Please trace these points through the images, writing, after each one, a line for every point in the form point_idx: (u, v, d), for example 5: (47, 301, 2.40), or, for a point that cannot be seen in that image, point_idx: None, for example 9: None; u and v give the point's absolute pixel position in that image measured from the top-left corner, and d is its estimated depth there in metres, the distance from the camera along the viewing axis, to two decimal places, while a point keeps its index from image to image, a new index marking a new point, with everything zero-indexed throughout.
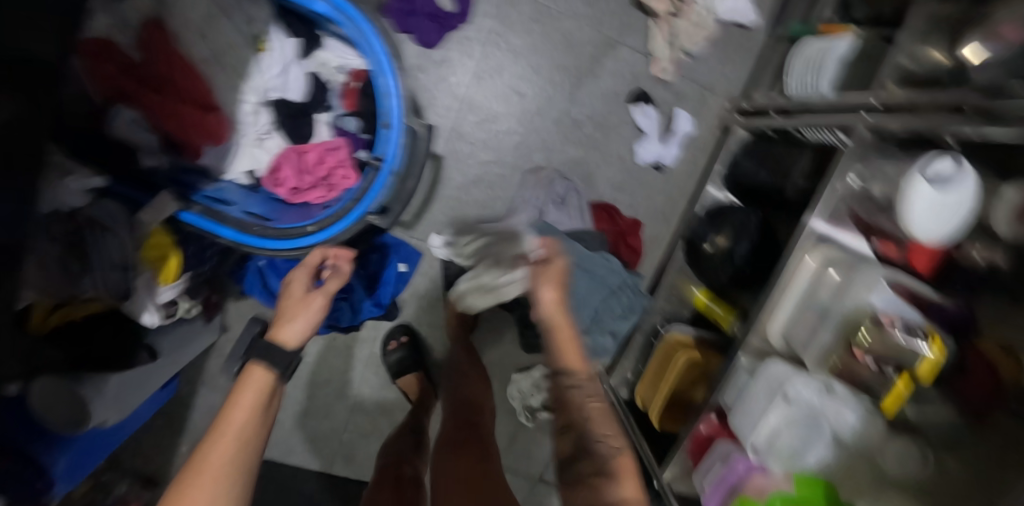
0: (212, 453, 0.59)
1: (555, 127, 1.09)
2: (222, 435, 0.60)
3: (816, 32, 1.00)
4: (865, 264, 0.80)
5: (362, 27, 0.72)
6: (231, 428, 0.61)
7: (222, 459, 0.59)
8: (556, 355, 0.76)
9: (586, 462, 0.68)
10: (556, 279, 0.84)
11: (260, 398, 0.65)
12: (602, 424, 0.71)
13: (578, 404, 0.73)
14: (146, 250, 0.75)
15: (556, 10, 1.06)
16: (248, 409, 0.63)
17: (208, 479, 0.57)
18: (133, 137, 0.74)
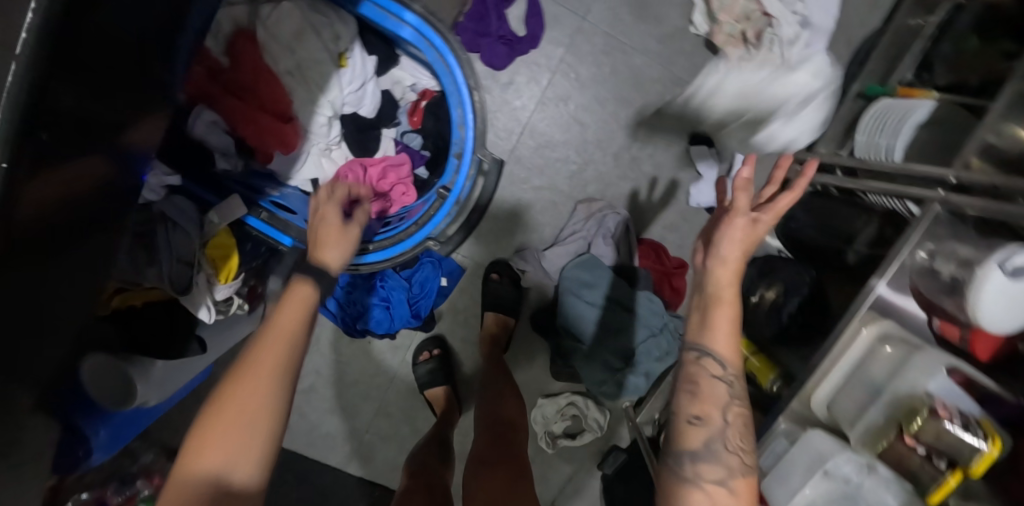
0: (260, 356, 0.56)
1: (613, 161, 1.10)
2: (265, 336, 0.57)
3: (894, 93, 0.99)
4: (924, 349, 0.73)
5: (447, 59, 0.73)
6: (276, 338, 0.57)
7: (272, 361, 0.55)
8: (701, 329, 0.58)
9: (704, 466, 0.54)
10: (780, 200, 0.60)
11: (305, 310, 0.61)
12: (735, 429, 0.56)
13: (718, 401, 0.56)
14: (210, 248, 0.75)
15: (628, 45, 1.07)
16: (295, 321, 0.60)
17: (257, 381, 0.54)
18: (210, 138, 0.76)
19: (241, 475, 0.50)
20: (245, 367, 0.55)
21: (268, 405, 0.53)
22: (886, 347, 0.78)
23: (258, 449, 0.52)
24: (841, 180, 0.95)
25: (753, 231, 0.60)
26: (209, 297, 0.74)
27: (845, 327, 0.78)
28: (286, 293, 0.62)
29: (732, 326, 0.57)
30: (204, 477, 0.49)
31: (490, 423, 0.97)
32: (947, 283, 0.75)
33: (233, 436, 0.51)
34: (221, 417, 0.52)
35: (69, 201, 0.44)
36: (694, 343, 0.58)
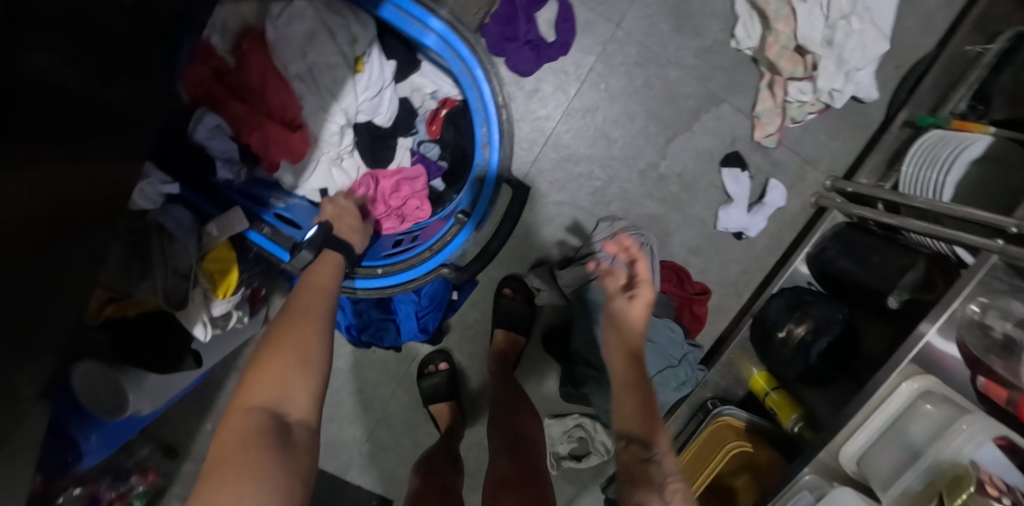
0: (302, 305, 0.60)
1: (639, 179, 1.04)
2: (306, 289, 0.63)
3: (947, 125, 0.90)
4: (968, 415, 0.66)
5: (474, 72, 0.67)
6: (318, 291, 0.63)
7: (317, 307, 0.60)
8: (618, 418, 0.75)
9: None
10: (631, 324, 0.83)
11: (339, 271, 0.68)
12: None
13: (654, 482, 0.66)
14: (208, 263, 0.70)
15: (663, 57, 1.00)
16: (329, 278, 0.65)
17: (306, 321, 0.58)
18: (209, 144, 0.69)
19: (297, 408, 0.50)
20: (291, 315, 0.59)
21: (319, 339, 0.56)
22: (926, 405, 0.71)
23: (315, 377, 0.53)
24: (884, 215, 0.88)
25: (629, 305, 0.83)
26: (204, 313, 0.70)
27: (880, 381, 0.73)
28: (318, 259, 0.68)
29: (643, 409, 0.74)
30: (261, 405, 0.48)
31: (506, 437, 0.90)
32: (999, 342, 0.69)
33: (288, 367, 0.52)
34: (274, 354, 0.53)
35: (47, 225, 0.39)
36: (625, 432, 0.73)
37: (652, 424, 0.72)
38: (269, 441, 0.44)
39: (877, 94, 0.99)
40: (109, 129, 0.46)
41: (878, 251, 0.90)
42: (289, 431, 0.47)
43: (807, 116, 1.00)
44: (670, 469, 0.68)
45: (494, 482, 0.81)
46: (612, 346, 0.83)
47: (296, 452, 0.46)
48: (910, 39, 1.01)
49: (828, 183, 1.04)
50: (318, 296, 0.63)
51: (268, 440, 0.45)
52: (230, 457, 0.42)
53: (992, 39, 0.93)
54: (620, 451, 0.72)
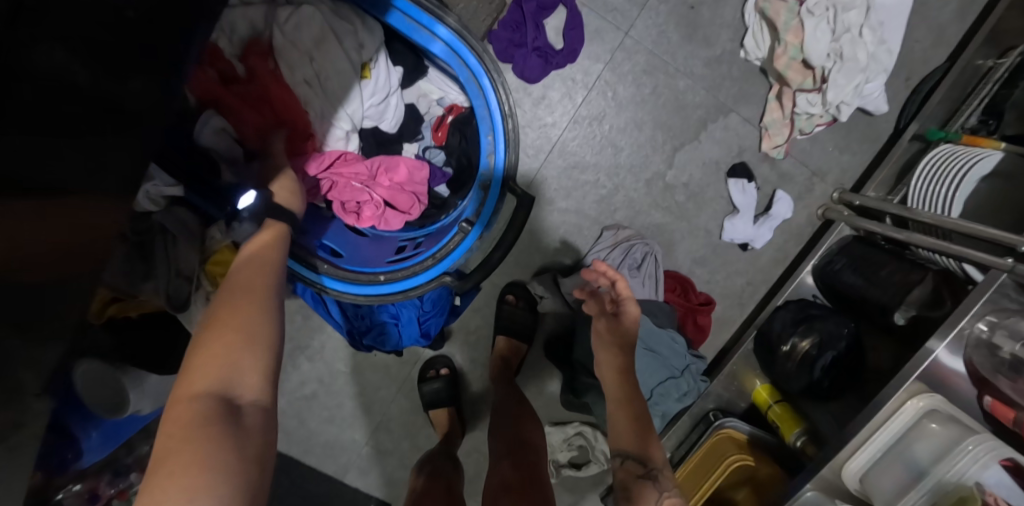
0: (240, 283, 0.59)
1: (645, 188, 1.04)
2: (245, 264, 0.61)
3: (957, 139, 0.89)
4: (974, 436, 0.65)
5: (481, 82, 0.66)
6: (259, 267, 0.61)
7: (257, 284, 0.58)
8: (613, 437, 0.79)
9: None
10: (617, 344, 0.83)
11: (280, 244, 0.64)
12: None
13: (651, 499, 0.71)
14: (210, 266, 0.70)
15: (672, 66, 1.00)
16: (268, 251, 0.63)
17: (244, 300, 0.56)
18: (216, 145, 0.70)
19: (246, 389, 0.50)
20: (230, 297, 0.57)
21: (260, 317, 0.56)
22: (931, 424, 0.69)
23: (261, 353, 0.53)
24: (890, 230, 0.87)
25: (616, 324, 0.85)
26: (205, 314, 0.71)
27: (887, 399, 0.71)
28: (258, 231, 0.65)
29: (637, 426, 0.77)
30: (207, 391, 0.48)
31: (504, 444, 0.90)
32: (1006, 362, 0.68)
33: (232, 350, 0.52)
34: (213, 340, 0.53)
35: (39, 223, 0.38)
36: (619, 450, 0.78)
37: (645, 440, 0.76)
38: (219, 423, 0.45)
39: (887, 107, 0.98)
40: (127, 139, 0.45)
41: (882, 266, 0.89)
42: (240, 411, 0.48)
43: (815, 128, 0.99)
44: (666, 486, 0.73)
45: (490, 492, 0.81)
46: (604, 366, 0.84)
47: (246, 433, 0.46)
48: (921, 51, 1.00)
49: (835, 195, 1.03)
50: (260, 271, 0.61)
51: (219, 421, 0.45)
52: (176, 447, 0.42)
53: (1005, 53, 0.91)
54: (619, 468, 0.77)
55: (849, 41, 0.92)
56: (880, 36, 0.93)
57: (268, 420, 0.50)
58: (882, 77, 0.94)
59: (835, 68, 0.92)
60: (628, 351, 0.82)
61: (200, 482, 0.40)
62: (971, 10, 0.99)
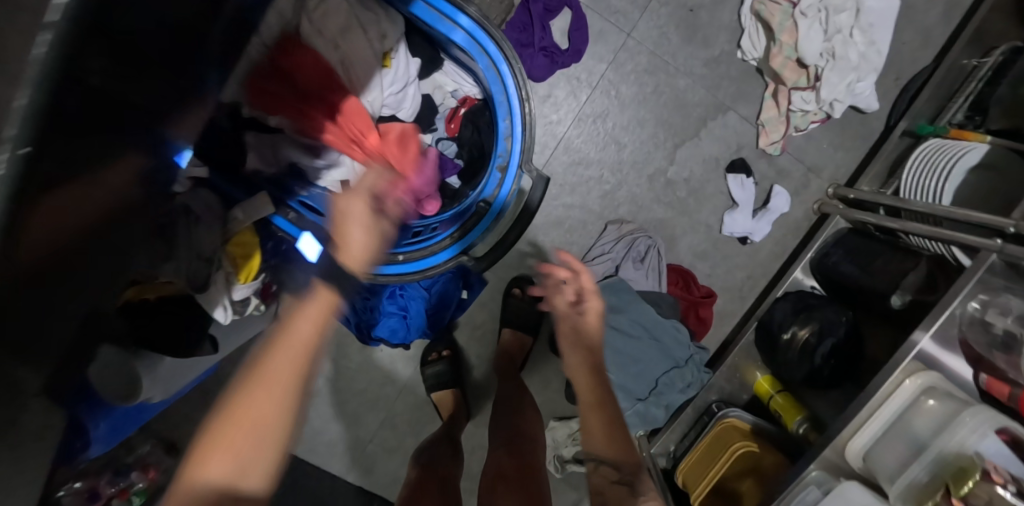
0: (273, 363, 0.48)
1: (647, 184, 1.07)
2: (285, 344, 0.50)
3: (944, 134, 0.94)
4: (970, 408, 0.67)
5: (500, 69, 0.69)
6: (292, 345, 0.50)
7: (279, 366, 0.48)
8: (584, 439, 0.76)
9: None
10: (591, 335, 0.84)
11: (326, 318, 0.53)
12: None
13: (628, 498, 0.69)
14: (230, 247, 0.71)
15: (672, 66, 1.04)
16: (313, 326, 0.52)
17: (268, 390, 0.47)
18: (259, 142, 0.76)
19: (250, 487, 0.46)
20: (254, 377, 0.48)
21: (280, 419, 0.47)
22: (930, 400, 0.72)
23: (271, 454, 0.47)
24: (883, 218, 0.91)
25: (582, 317, 0.85)
26: (226, 297, 0.70)
27: (882, 377, 0.74)
28: (309, 299, 0.54)
29: (610, 429, 0.75)
30: (209, 490, 0.44)
31: (503, 435, 0.90)
32: (1000, 339, 0.71)
33: (243, 448, 0.46)
34: (226, 425, 0.46)
35: (84, 273, 0.31)
36: (592, 453, 0.75)
37: (620, 442, 0.74)
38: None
39: (878, 105, 1.02)
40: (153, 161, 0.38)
41: (879, 254, 0.92)
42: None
43: (810, 125, 1.03)
44: (639, 490, 0.70)
45: (490, 476, 0.82)
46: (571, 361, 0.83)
47: None
48: (909, 53, 1.05)
49: (830, 190, 1.07)
50: (295, 352, 0.50)
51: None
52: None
53: (988, 53, 0.97)
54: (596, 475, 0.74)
55: (841, 41, 0.96)
56: (870, 38, 0.98)
57: None
58: (872, 76, 0.99)
59: (827, 67, 0.97)
60: (595, 348, 0.83)
61: None
62: (955, 13, 1.04)
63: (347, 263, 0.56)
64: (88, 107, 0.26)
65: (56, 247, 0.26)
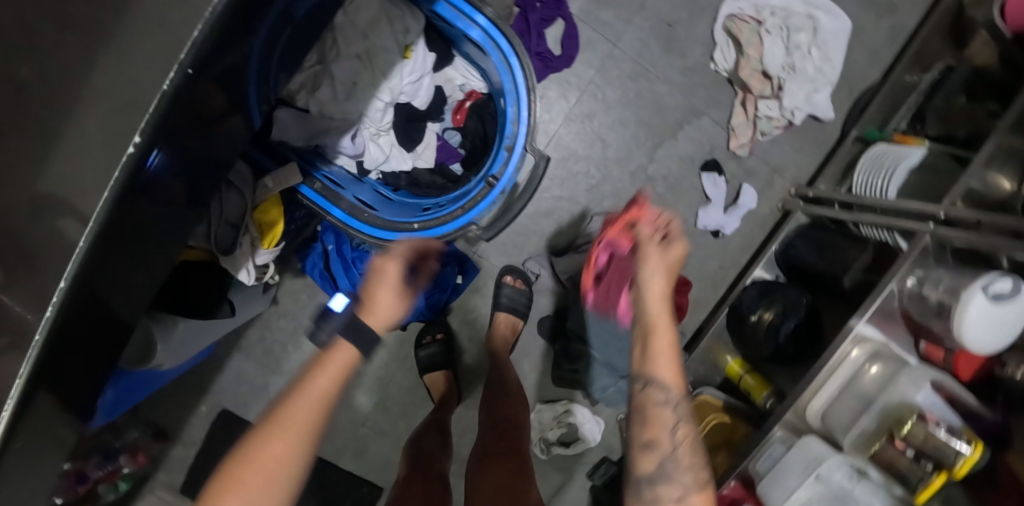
0: (297, 408, 0.56)
1: (630, 179, 1.18)
2: (306, 394, 0.57)
3: (889, 139, 1.07)
4: (906, 367, 0.79)
5: (510, 60, 0.77)
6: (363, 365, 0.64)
7: (304, 416, 0.55)
8: (643, 359, 0.66)
9: (662, 488, 0.63)
10: (665, 275, 0.72)
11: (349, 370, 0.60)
12: (686, 465, 0.64)
13: (665, 425, 0.64)
14: (257, 213, 0.76)
15: (652, 73, 1.16)
16: (333, 374, 0.59)
17: (289, 431, 0.54)
18: (290, 131, 0.79)
19: None
20: (273, 418, 0.55)
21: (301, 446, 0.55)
22: (873, 367, 0.83)
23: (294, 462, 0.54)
24: (836, 213, 1.02)
25: (666, 254, 0.74)
26: (250, 260, 0.75)
27: (840, 344, 0.83)
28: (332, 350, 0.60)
29: (674, 354, 0.66)
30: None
31: (494, 419, 1.01)
32: (933, 307, 0.80)
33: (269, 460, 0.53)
34: (254, 452, 0.54)
35: (121, 265, 0.38)
36: (638, 373, 0.66)
37: (681, 372, 0.66)
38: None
39: (833, 114, 1.16)
40: (198, 158, 0.46)
41: (833, 243, 1.04)
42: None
43: (773, 130, 1.15)
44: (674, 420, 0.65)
45: (482, 451, 0.95)
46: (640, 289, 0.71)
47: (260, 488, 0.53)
48: (861, 69, 1.19)
49: (792, 190, 1.18)
50: (308, 404, 0.57)
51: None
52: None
53: (924, 71, 1.11)
54: (695, 492, 0.63)
55: (800, 56, 1.10)
56: (825, 54, 1.12)
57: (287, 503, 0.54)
58: (827, 88, 1.12)
59: (788, 79, 1.10)
60: (674, 279, 0.72)
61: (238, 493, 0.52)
62: (898, 36, 1.19)
63: (370, 323, 0.63)
64: (179, 117, 0.34)
65: (97, 266, 0.32)
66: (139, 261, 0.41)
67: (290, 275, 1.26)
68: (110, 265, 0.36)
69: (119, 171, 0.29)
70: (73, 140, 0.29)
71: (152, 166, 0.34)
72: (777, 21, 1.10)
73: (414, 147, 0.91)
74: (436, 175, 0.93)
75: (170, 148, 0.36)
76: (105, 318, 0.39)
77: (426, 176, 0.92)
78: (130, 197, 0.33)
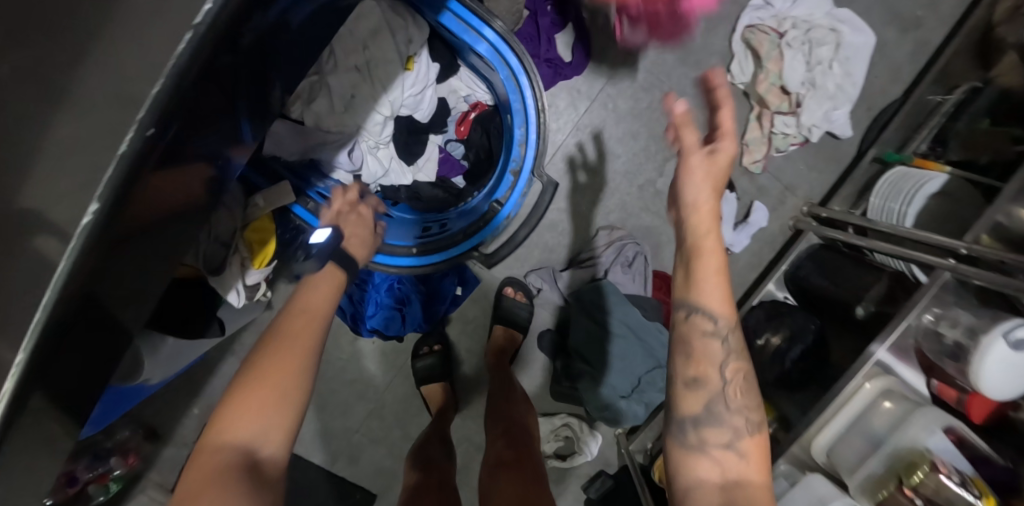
0: (296, 332, 0.65)
1: (638, 193, 1.14)
2: (295, 317, 0.67)
3: (909, 162, 1.03)
4: (923, 408, 0.76)
5: (520, 80, 0.75)
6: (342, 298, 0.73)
7: (306, 338, 0.65)
8: (688, 284, 0.59)
9: (709, 432, 0.57)
10: (714, 190, 0.60)
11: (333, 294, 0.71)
12: (744, 395, 0.58)
13: (714, 359, 0.58)
14: (248, 231, 0.73)
15: (666, 85, 1.12)
16: (326, 301, 0.70)
17: (293, 352, 0.63)
18: (281, 146, 0.77)
19: (266, 452, 0.56)
20: (277, 341, 0.64)
21: (304, 361, 0.63)
22: (886, 402, 0.80)
23: (302, 381, 0.62)
24: (849, 236, 0.98)
25: (712, 162, 0.60)
26: (239, 281, 0.73)
27: (852, 380, 0.79)
28: (321, 276, 0.72)
29: (723, 280, 0.58)
30: (236, 444, 0.55)
31: (500, 427, 0.96)
32: (948, 349, 0.77)
33: (277, 380, 0.60)
34: (260, 376, 0.60)
35: (132, 278, 0.35)
36: (680, 300, 0.60)
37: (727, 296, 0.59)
38: (234, 486, 0.51)
39: (851, 132, 1.12)
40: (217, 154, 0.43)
41: (843, 269, 1.01)
42: (259, 469, 0.55)
43: (789, 147, 1.12)
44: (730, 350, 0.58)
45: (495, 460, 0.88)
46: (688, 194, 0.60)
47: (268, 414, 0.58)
48: (881, 86, 1.14)
49: (805, 208, 1.14)
50: (308, 322, 0.67)
51: (232, 487, 0.51)
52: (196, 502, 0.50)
53: (948, 92, 1.07)
54: (745, 437, 0.57)
55: (821, 72, 1.05)
56: (847, 70, 1.07)
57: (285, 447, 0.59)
58: (847, 106, 1.08)
59: (807, 95, 1.06)
60: (721, 194, 0.60)
61: (250, 419, 0.57)
62: (922, 52, 1.14)
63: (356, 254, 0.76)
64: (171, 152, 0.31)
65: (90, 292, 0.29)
66: (149, 269, 0.39)
67: (285, 280, 1.22)
68: (113, 286, 0.33)
69: (74, 241, 0.26)
70: (50, 155, 0.25)
71: (149, 193, 0.30)
72: (798, 34, 1.05)
73: (415, 161, 0.88)
74: (437, 189, 0.89)
75: (173, 169, 0.33)
76: (113, 334, 0.36)
77: (428, 189, 0.89)
78: (130, 214, 0.29)
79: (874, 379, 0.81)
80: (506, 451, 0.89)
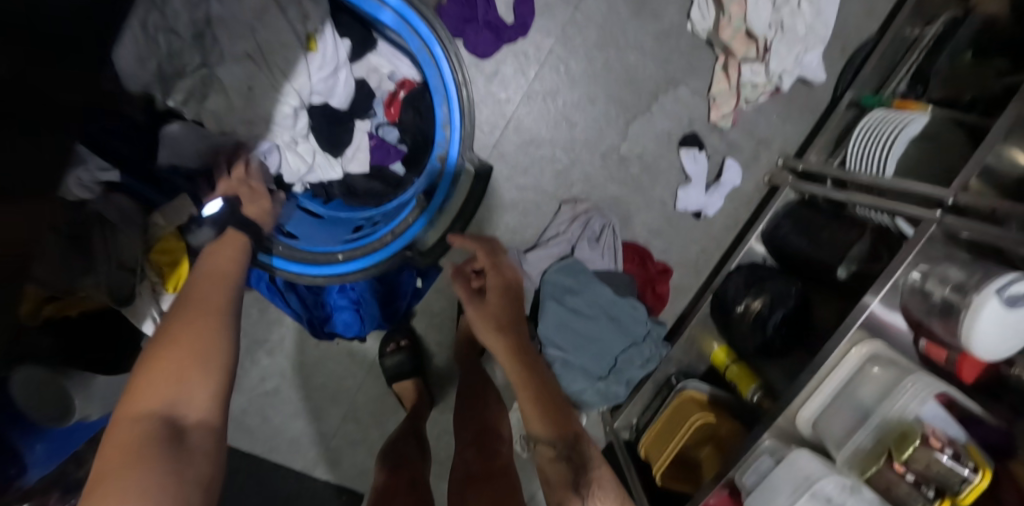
0: (206, 296, 0.61)
1: (601, 160, 1.06)
2: (205, 282, 0.63)
3: (888, 105, 0.95)
4: (911, 372, 0.71)
5: (434, 50, 0.79)
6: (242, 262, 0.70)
7: (220, 300, 0.61)
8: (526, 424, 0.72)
9: None
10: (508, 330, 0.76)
11: (239, 252, 0.70)
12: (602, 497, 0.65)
13: (567, 481, 0.67)
14: (154, 254, 0.78)
15: (622, 41, 1.03)
16: (233, 260, 0.68)
17: (203, 313, 0.58)
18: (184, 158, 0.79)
19: (190, 415, 0.50)
20: (187, 306, 0.59)
21: (221, 327, 0.58)
22: (875, 367, 0.76)
23: (222, 344, 0.57)
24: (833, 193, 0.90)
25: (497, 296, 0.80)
26: (153, 308, 0.77)
27: (834, 352, 0.77)
28: (221, 241, 0.70)
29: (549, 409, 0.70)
30: (152, 412, 0.48)
31: (473, 429, 0.89)
32: (937, 306, 0.70)
33: (195, 346, 0.54)
34: (172, 342, 0.54)
35: None
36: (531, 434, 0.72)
37: (563, 420, 0.70)
38: (158, 450, 0.44)
39: (824, 77, 1.04)
40: None
41: (826, 225, 0.93)
42: (184, 435, 0.48)
43: (760, 97, 1.03)
44: (579, 463, 0.68)
45: (461, 473, 0.81)
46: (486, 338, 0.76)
47: (189, 377, 0.52)
48: (853, 23, 1.06)
49: (780, 162, 1.08)
50: (217, 286, 0.63)
51: (155, 447, 0.44)
52: (114, 473, 0.41)
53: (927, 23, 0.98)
54: None
55: (789, 12, 0.95)
56: (818, 8, 0.96)
57: (216, 443, 0.50)
58: (819, 47, 0.98)
59: (777, 38, 0.95)
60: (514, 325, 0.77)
61: (167, 384, 0.51)
62: None
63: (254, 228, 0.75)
64: None
65: None
66: None
67: None
68: None
69: None
70: None
71: None
72: None
73: (343, 151, 0.88)
74: (372, 181, 0.91)
75: None
76: None
77: (362, 182, 0.91)
78: None
79: (860, 343, 0.77)
80: (481, 458, 0.82)
